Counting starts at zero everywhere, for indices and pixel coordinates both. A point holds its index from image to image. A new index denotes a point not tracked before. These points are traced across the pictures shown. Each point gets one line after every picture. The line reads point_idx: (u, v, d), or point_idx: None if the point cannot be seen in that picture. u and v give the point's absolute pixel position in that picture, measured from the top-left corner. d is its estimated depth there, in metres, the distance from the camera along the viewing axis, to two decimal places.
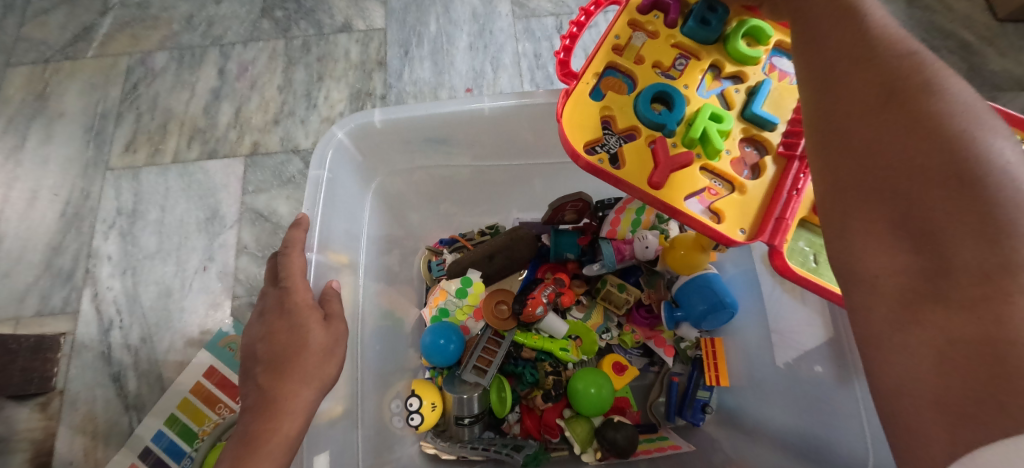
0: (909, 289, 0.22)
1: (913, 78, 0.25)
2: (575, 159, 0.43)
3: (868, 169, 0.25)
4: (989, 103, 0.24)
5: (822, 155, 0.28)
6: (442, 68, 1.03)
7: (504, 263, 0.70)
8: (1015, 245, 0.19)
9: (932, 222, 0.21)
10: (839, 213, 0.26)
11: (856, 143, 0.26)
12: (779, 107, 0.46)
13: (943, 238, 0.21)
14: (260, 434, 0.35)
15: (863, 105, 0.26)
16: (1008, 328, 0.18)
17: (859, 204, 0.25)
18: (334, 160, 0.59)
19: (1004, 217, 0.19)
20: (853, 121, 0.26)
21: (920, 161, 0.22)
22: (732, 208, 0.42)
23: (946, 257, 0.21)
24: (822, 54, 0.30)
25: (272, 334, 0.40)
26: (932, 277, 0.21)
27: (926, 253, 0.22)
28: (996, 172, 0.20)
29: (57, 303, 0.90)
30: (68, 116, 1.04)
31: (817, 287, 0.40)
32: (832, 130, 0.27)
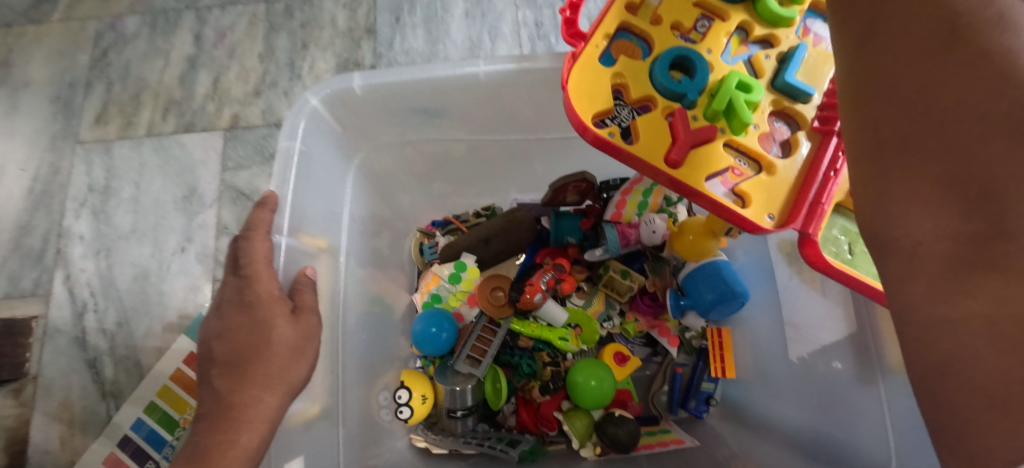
0: (955, 257, 0.18)
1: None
2: (581, 132, 0.38)
3: (908, 112, 0.20)
4: None
5: (851, 108, 0.23)
6: (436, 37, 0.96)
7: (501, 248, 0.65)
8: None
9: (998, 184, 0.17)
10: (866, 165, 0.22)
11: (894, 92, 0.21)
12: (815, 76, 0.40)
13: (1008, 202, 0.17)
14: (214, 446, 0.31)
15: (903, 40, 0.21)
16: None
17: (896, 164, 0.20)
18: (308, 131, 0.53)
19: None
20: (888, 65, 0.21)
21: (980, 112, 0.18)
22: (759, 191, 0.37)
23: (1006, 221, 0.17)
24: None
25: (231, 331, 0.36)
26: (990, 244, 0.17)
27: (984, 218, 0.18)
28: None
29: (27, 286, 0.85)
30: (33, 85, 0.96)
31: (851, 281, 0.36)
32: (861, 75, 0.22)
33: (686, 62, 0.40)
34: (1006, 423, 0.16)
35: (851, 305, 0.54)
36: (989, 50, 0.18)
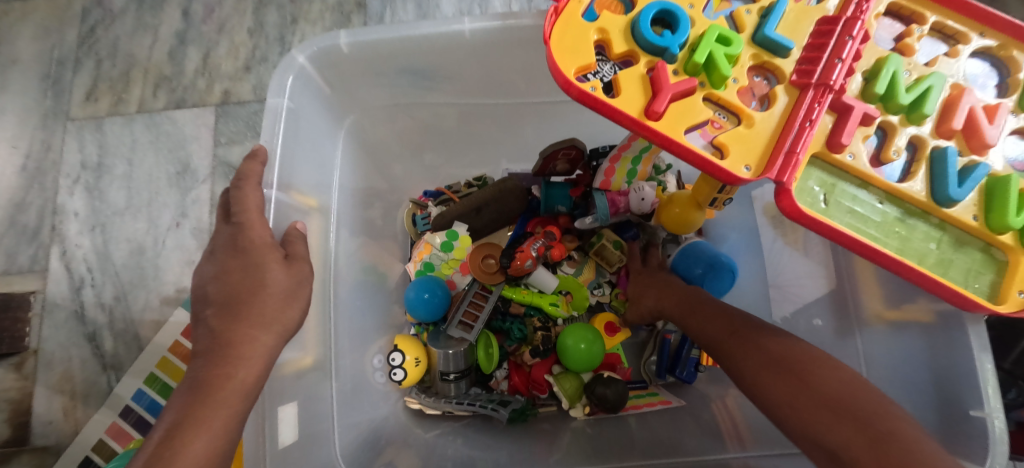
0: (798, 378, 0.37)
1: (740, 314, 0.47)
2: (565, 88, 0.39)
3: (770, 351, 0.40)
4: (735, 317, 0.46)
5: (767, 347, 0.40)
6: (427, 11, 0.95)
7: (493, 216, 0.67)
8: (773, 349, 0.40)
9: (779, 350, 0.40)
10: (800, 373, 0.37)
11: (765, 347, 0.41)
12: (795, 30, 0.41)
13: (782, 356, 0.39)
14: (211, 380, 0.32)
15: (748, 326, 0.44)
16: (809, 386, 0.36)
17: (790, 369, 0.37)
18: (296, 88, 0.53)
19: (771, 347, 0.40)
20: (764, 340, 0.41)
21: (767, 339, 0.41)
22: (737, 143, 0.38)
23: (800, 373, 0.37)
24: (704, 302, 0.51)
25: (226, 273, 0.37)
26: (792, 369, 0.37)
27: (793, 373, 0.37)
28: (763, 336, 0.42)
29: (24, 262, 0.86)
30: (21, 62, 0.95)
31: (824, 228, 0.37)
32: (763, 341, 0.41)
33: (669, 17, 0.41)
34: (857, 433, 0.31)
35: (831, 263, 0.56)
36: (754, 324, 0.44)
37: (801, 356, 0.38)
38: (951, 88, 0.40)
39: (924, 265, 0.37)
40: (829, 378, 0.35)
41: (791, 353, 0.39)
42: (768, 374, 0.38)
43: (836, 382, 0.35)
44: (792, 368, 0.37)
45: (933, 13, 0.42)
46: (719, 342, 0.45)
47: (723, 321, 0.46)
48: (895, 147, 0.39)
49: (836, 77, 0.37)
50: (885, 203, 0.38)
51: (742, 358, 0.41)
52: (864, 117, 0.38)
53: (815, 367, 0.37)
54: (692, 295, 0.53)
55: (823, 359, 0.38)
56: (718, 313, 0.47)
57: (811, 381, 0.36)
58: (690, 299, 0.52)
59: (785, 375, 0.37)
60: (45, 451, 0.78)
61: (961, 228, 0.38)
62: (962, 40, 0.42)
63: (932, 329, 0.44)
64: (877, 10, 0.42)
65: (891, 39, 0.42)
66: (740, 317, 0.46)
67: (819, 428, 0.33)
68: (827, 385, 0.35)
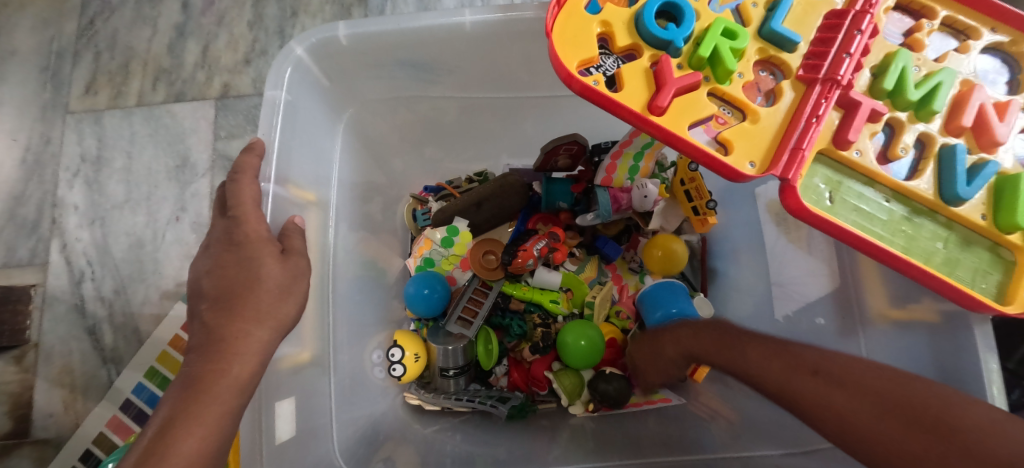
0: (928, 427, 0.31)
1: (797, 346, 0.40)
2: (567, 81, 0.38)
3: (870, 394, 0.34)
4: (800, 349, 0.40)
5: (865, 390, 0.35)
6: (428, 4, 0.94)
7: (493, 212, 0.66)
8: (872, 391, 0.34)
9: (880, 391, 0.34)
10: (928, 419, 0.32)
11: (862, 389, 0.35)
12: (802, 24, 0.40)
13: (889, 396, 0.34)
14: (204, 376, 0.32)
15: (822, 360, 0.38)
16: (945, 434, 0.30)
17: (911, 417, 0.32)
18: (294, 81, 0.52)
19: (870, 389, 0.35)
20: (855, 379, 0.36)
21: (854, 377, 0.36)
22: (742, 138, 0.37)
23: (926, 419, 0.32)
24: (748, 335, 0.44)
25: (220, 267, 0.36)
26: (909, 417, 0.32)
27: (915, 421, 0.32)
28: (845, 372, 0.36)
29: (24, 255, 0.85)
30: (20, 55, 0.95)
31: (829, 227, 0.36)
32: (857, 381, 0.35)
33: (674, 10, 0.40)
34: None
35: (835, 261, 0.55)
36: (821, 356, 0.38)
37: (912, 395, 0.33)
38: (961, 84, 0.39)
39: (931, 264, 0.37)
40: (967, 420, 0.31)
41: (896, 392, 0.34)
42: (890, 425, 0.32)
43: (975, 423, 0.30)
44: (915, 417, 0.32)
45: (943, 8, 0.41)
46: (792, 382, 0.38)
47: (790, 355, 0.39)
48: (902, 144, 0.38)
49: (844, 72, 0.37)
50: (892, 201, 0.38)
51: (838, 403, 0.35)
52: (872, 114, 0.37)
53: (938, 408, 0.32)
54: (728, 332, 0.45)
55: (930, 390, 0.34)
56: (775, 348, 0.41)
57: (945, 428, 0.31)
58: (727, 339, 0.44)
59: (913, 426, 0.32)
60: (45, 444, 0.78)
61: (968, 226, 0.37)
62: (973, 35, 0.41)
63: (939, 329, 0.43)
64: (887, 4, 0.41)
65: (900, 34, 0.41)
66: (803, 350, 0.40)
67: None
68: (974, 435, 0.30)
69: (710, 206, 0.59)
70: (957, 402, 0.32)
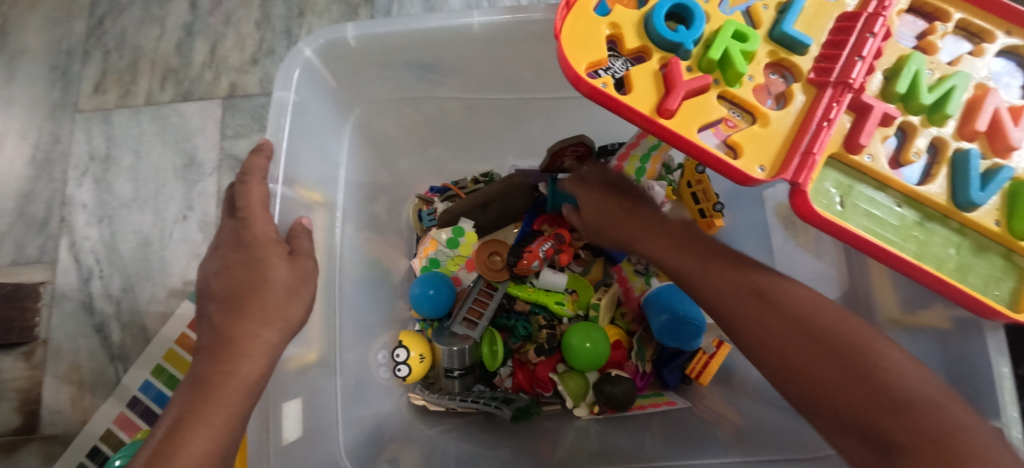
0: (846, 363, 0.30)
1: (745, 259, 0.38)
2: (575, 84, 0.38)
3: (800, 321, 0.32)
4: (747, 262, 0.37)
5: (795, 315, 0.33)
6: (434, 5, 0.94)
7: (498, 213, 0.66)
8: (801, 315, 0.33)
9: (812, 317, 0.32)
10: (846, 355, 0.30)
11: (794, 314, 0.33)
12: (813, 26, 0.40)
13: (819, 324, 0.32)
14: (213, 377, 0.32)
15: (763, 277, 0.36)
16: (860, 371, 0.29)
17: (831, 349, 0.31)
18: (302, 81, 0.52)
19: (801, 313, 0.33)
20: (791, 301, 0.33)
21: (790, 299, 0.34)
22: (752, 142, 0.37)
23: (846, 355, 0.30)
24: (698, 243, 0.41)
25: (229, 268, 0.36)
26: (830, 347, 0.31)
27: (836, 353, 0.30)
28: (783, 291, 0.34)
29: (33, 253, 0.86)
30: (30, 54, 0.95)
31: (838, 231, 0.36)
32: (789, 303, 0.33)
33: (683, 12, 0.40)
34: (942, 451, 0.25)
35: (844, 265, 0.54)
36: (768, 274, 0.36)
37: (843, 329, 0.31)
38: (975, 88, 0.39)
39: (943, 270, 0.36)
40: (884, 362, 0.29)
41: (827, 324, 0.32)
42: (805, 352, 0.31)
43: (893, 366, 0.29)
44: (836, 349, 0.30)
45: (958, 10, 0.41)
46: (725, 297, 0.36)
47: (731, 268, 0.37)
48: (915, 149, 0.37)
49: (856, 75, 0.36)
50: (904, 206, 0.37)
51: (763, 324, 0.33)
52: (884, 117, 0.37)
53: (862, 346, 0.30)
54: (684, 238, 0.42)
55: (862, 329, 0.32)
56: (721, 258, 0.38)
57: (861, 366, 0.29)
58: (680, 242, 0.42)
59: (830, 356, 0.30)
60: (54, 440, 0.78)
61: (981, 232, 0.37)
62: (987, 38, 0.40)
63: (949, 335, 0.43)
64: (899, 7, 0.40)
65: (913, 36, 0.40)
66: (749, 264, 0.37)
67: (873, 424, 0.27)
68: (886, 379, 0.28)
69: (717, 209, 0.59)
70: (883, 345, 0.30)
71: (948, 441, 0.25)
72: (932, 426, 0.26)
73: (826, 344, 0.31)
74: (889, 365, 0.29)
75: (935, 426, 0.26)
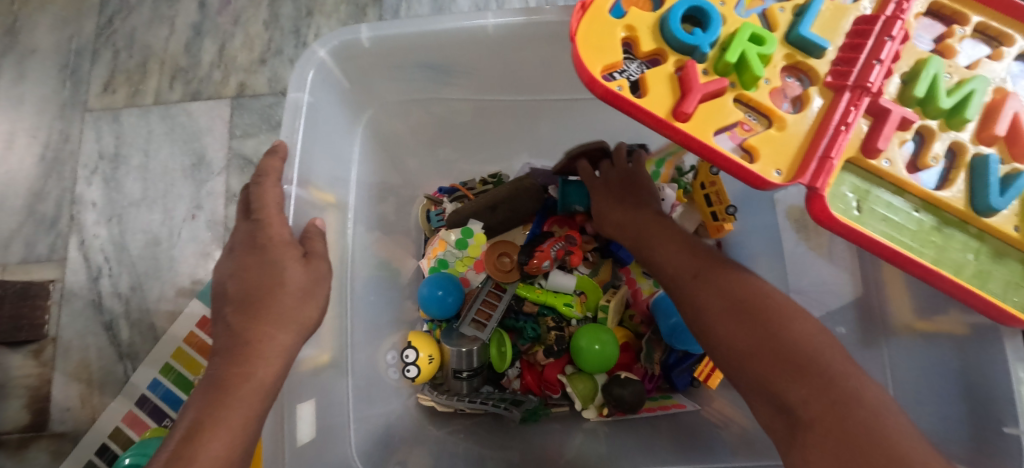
0: (762, 329, 0.34)
1: (703, 249, 0.43)
2: (590, 86, 0.38)
3: (733, 295, 0.36)
4: (703, 252, 0.42)
5: (730, 290, 0.37)
6: (443, 5, 0.94)
7: (507, 215, 0.66)
8: (736, 290, 0.37)
9: (746, 292, 0.36)
10: (763, 322, 0.34)
11: (730, 289, 0.37)
12: (830, 29, 0.39)
13: (750, 298, 0.36)
14: (229, 379, 0.32)
15: (711, 263, 0.40)
16: (774, 336, 0.33)
17: (754, 318, 0.34)
18: (316, 83, 0.52)
19: (736, 289, 0.37)
20: (730, 280, 0.38)
21: (731, 278, 0.38)
22: (768, 146, 0.37)
23: (766, 323, 0.34)
24: (667, 236, 0.46)
25: (244, 270, 0.37)
26: (755, 315, 0.35)
27: (758, 320, 0.34)
28: (725, 273, 0.38)
29: (42, 251, 0.86)
30: (40, 53, 0.96)
31: (854, 236, 0.36)
32: (727, 281, 0.38)
33: (699, 15, 0.40)
34: (823, 399, 0.29)
35: (857, 269, 0.54)
36: (719, 261, 0.40)
37: (770, 305, 0.35)
38: (995, 92, 0.38)
39: (961, 276, 0.36)
40: (795, 330, 0.33)
41: (757, 299, 0.36)
42: (731, 323, 0.35)
43: (807, 337, 0.32)
44: (756, 317, 0.34)
45: (976, 14, 0.40)
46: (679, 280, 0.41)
47: (686, 257, 0.42)
48: (933, 154, 0.37)
49: (874, 79, 0.36)
50: (921, 211, 0.37)
51: (702, 299, 0.38)
52: (902, 121, 0.37)
53: (780, 317, 0.34)
54: (655, 230, 0.47)
55: (791, 307, 0.35)
56: (680, 250, 0.43)
57: (774, 332, 0.33)
58: (651, 235, 0.47)
59: (752, 326, 0.34)
60: (63, 437, 0.79)
61: (1000, 238, 0.37)
62: (1006, 41, 0.40)
63: (965, 342, 0.42)
64: (917, 10, 0.40)
65: (931, 39, 0.40)
66: (704, 254, 0.42)
67: (778, 384, 0.31)
68: (793, 343, 0.32)
69: (728, 212, 0.59)
70: (802, 318, 0.34)
71: (835, 396, 0.29)
72: (823, 384, 0.29)
73: (750, 316, 0.35)
74: (799, 332, 0.33)
75: (827, 385, 0.29)
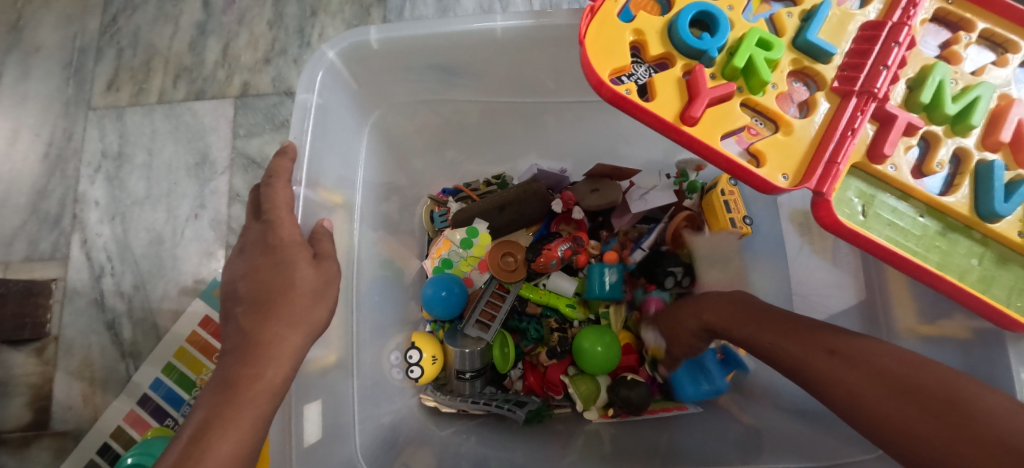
0: (932, 405, 0.29)
1: (825, 326, 0.39)
2: (598, 90, 0.38)
3: (881, 372, 0.32)
4: (828, 328, 0.38)
5: (876, 367, 0.32)
6: (447, 5, 0.95)
7: (513, 217, 0.66)
8: (879, 366, 0.32)
9: (891, 367, 0.32)
10: (930, 398, 0.29)
11: (871, 366, 0.33)
12: (838, 35, 0.40)
13: (898, 372, 0.31)
14: (241, 380, 0.32)
15: (840, 338, 0.36)
16: (948, 409, 0.28)
17: (915, 394, 0.30)
18: (325, 84, 0.52)
19: (880, 365, 0.32)
20: (869, 355, 0.33)
21: (868, 353, 0.34)
22: (775, 150, 0.37)
23: (933, 397, 0.29)
24: (777, 314, 0.42)
25: (255, 271, 0.37)
26: (916, 392, 0.30)
27: (920, 396, 0.29)
28: (859, 349, 0.34)
29: (46, 249, 0.86)
30: (44, 51, 0.96)
31: (862, 241, 0.36)
32: (868, 358, 0.33)
33: (707, 19, 0.40)
34: None
35: (862, 273, 0.54)
36: (847, 336, 0.36)
37: (939, 383, 0.30)
38: (998, 99, 0.39)
39: (965, 281, 0.36)
40: (982, 404, 0.27)
41: (916, 376, 0.31)
42: (897, 406, 0.30)
43: (1001, 412, 0.26)
44: (923, 394, 0.29)
45: (982, 20, 0.41)
46: (807, 361, 0.36)
47: (809, 334, 0.38)
48: (939, 159, 0.37)
49: (881, 85, 0.36)
50: (927, 217, 0.37)
51: (848, 380, 0.33)
52: (908, 127, 0.37)
53: (953, 389, 0.29)
54: (759, 308, 0.44)
55: (961, 379, 0.30)
56: (800, 328, 0.39)
57: (953, 408, 0.28)
58: (757, 313, 0.43)
59: (924, 408, 0.29)
60: (65, 436, 0.79)
61: (1004, 244, 0.37)
62: (1011, 48, 0.40)
63: (970, 346, 0.42)
64: (923, 16, 0.41)
65: (936, 46, 0.40)
66: (829, 331, 0.37)
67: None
68: (982, 414, 0.27)
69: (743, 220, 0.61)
70: (980, 390, 0.29)
71: None
72: None
73: (917, 396, 0.29)
74: (984, 403, 0.27)
75: None
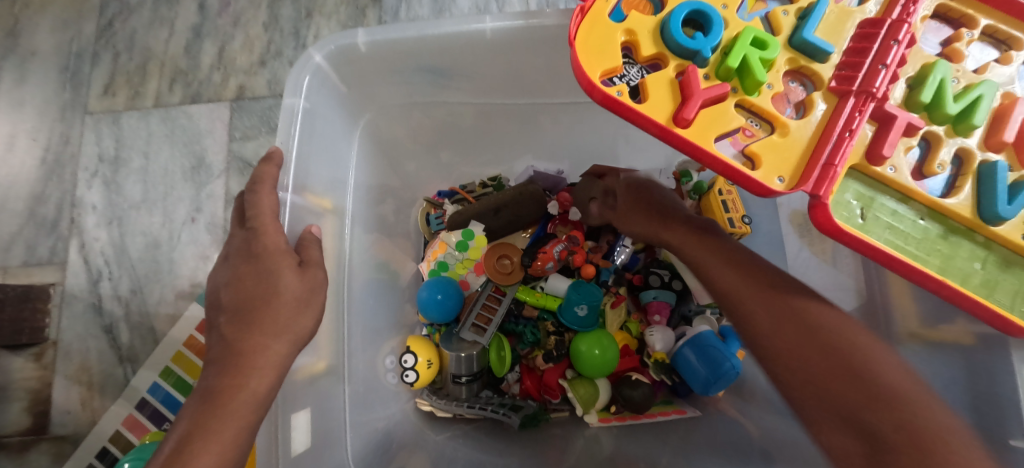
0: (839, 355, 0.30)
1: (766, 262, 0.39)
2: (589, 91, 0.37)
3: (807, 318, 0.33)
4: (770, 266, 0.38)
5: (804, 313, 0.33)
6: (443, 6, 0.94)
7: (509, 220, 0.66)
8: (809, 312, 0.33)
9: (819, 316, 0.33)
10: (841, 350, 0.30)
11: (801, 310, 0.33)
12: (835, 33, 0.39)
13: (823, 321, 0.32)
14: (224, 390, 0.32)
15: (778, 279, 0.36)
16: (853, 364, 0.29)
17: (827, 343, 0.31)
18: (312, 88, 0.52)
19: (812, 312, 0.33)
20: (803, 301, 0.34)
21: (803, 299, 0.34)
22: (771, 152, 0.36)
23: (843, 350, 0.30)
24: (720, 244, 0.42)
25: (239, 279, 0.36)
26: (830, 340, 0.31)
27: (832, 347, 0.31)
28: (796, 293, 0.35)
29: (44, 254, 0.86)
30: (40, 55, 0.96)
31: (862, 245, 0.35)
32: (799, 302, 0.34)
33: (701, 18, 0.39)
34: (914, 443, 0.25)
35: (862, 275, 0.53)
36: (789, 279, 0.37)
37: (851, 339, 0.31)
38: (1002, 97, 0.38)
39: (968, 286, 0.35)
40: (880, 366, 0.29)
41: (834, 328, 0.32)
42: (805, 347, 0.31)
43: (896, 380, 0.28)
44: (834, 344, 0.31)
45: (985, 16, 0.40)
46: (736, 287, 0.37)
47: (747, 265, 0.38)
48: (940, 160, 0.36)
49: (880, 84, 0.35)
50: (927, 219, 0.36)
51: (767, 314, 0.34)
52: (908, 127, 0.36)
53: (860, 348, 0.30)
54: (707, 237, 0.44)
55: (869, 342, 0.31)
56: (741, 259, 0.39)
57: (854, 363, 0.29)
58: (704, 239, 0.43)
59: (828, 354, 0.30)
60: (63, 440, 0.79)
61: (1008, 246, 0.36)
62: (1015, 45, 0.39)
63: (973, 350, 0.41)
64: (923, 13, 0.39)
65: (937, 43, 0.39)
66: (769, 269, 0.38)
67: (858, 415, 0.27)
68: (877, 375, 0.28)
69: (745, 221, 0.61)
70: (882, 354, 0.30)
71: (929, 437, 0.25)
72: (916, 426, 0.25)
73: (826, 343, 0.31)
74: (885, 367, 0.29)
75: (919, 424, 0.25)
